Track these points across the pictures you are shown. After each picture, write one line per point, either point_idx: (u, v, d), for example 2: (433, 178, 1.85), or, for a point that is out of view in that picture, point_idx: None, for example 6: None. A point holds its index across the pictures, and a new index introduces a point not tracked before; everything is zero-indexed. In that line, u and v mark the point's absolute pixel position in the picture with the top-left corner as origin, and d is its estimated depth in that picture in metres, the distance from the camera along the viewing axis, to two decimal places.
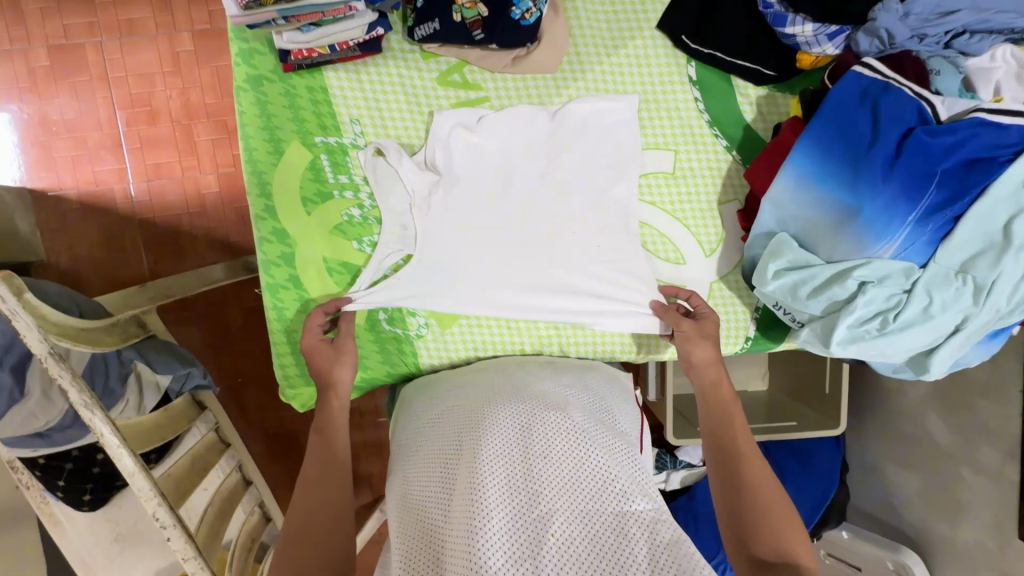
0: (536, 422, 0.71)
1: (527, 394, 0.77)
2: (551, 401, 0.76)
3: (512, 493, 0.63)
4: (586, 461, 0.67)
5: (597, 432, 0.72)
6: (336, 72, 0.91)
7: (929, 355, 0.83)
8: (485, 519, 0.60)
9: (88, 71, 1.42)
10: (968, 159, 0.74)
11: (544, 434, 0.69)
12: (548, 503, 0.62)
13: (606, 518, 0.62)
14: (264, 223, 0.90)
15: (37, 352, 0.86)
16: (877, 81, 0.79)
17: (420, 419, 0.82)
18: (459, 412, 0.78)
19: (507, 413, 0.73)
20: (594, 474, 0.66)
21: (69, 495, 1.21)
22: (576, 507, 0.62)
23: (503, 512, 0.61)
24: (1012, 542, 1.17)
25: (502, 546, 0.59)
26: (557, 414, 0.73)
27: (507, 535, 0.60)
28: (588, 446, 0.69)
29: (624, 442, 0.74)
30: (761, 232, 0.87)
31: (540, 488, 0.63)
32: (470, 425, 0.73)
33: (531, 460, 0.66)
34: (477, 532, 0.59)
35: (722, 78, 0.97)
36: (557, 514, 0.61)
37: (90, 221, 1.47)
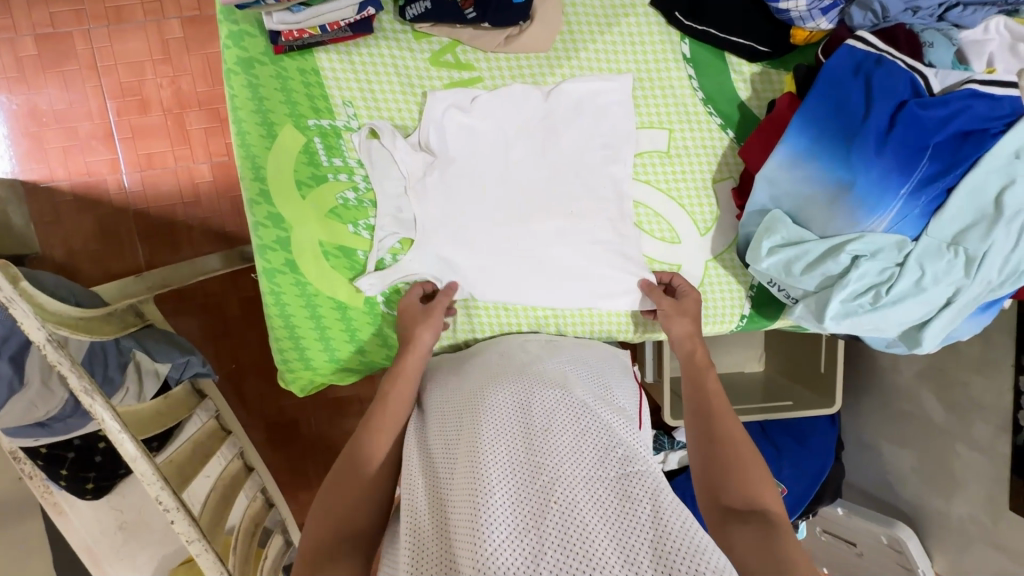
0: (535, 401, 0.73)
1: (527, 373, 0.79)
2: (549, 379, 0.78)
3: (514, 466, 0.64)
4: (585, 432, 0.68)
5: (595, 408, 0.74)
6: (327, 55, 0.91)
7: (921, 328, 0.84)
8: (489, 488, 0.61)
9: (76, 60, 1.40)
10: (960, 131, 0.75)
11: (543, 410, 0.71)
12: (550, 472, 0.63)
13: (607, 484, 0.62)
14: (258, 207, 0.89)
15: (35, 339, 0.86)
16: (870, 54, 0.79)
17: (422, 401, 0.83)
18: (458, 391, 0.79)
19: (506, 392, 0.75)
20: (593, 444, 0.67)
21: (71, 484, 1.22)
22: (577, 474, 0.63)
23: (505, 484, 0.62)
24: (1004, 512, 1.20)
25: (506, 514, 0.59)
26: (556, 392, 0.75)
27: (510, 503, 0.60)
28: (587, 420, 0.70)
29: (622, 417, 0.75)
30: (754, 209, 0.88)
31: (541, 459, 0.64)
32: (472, 404, 0.74)
33: (532, 434, 0.68)
34: (481, 500, 0.60)
35: (717, 56, 0.97)
36: (559, 481, 0.62)
37: (84, 212, 1.46)
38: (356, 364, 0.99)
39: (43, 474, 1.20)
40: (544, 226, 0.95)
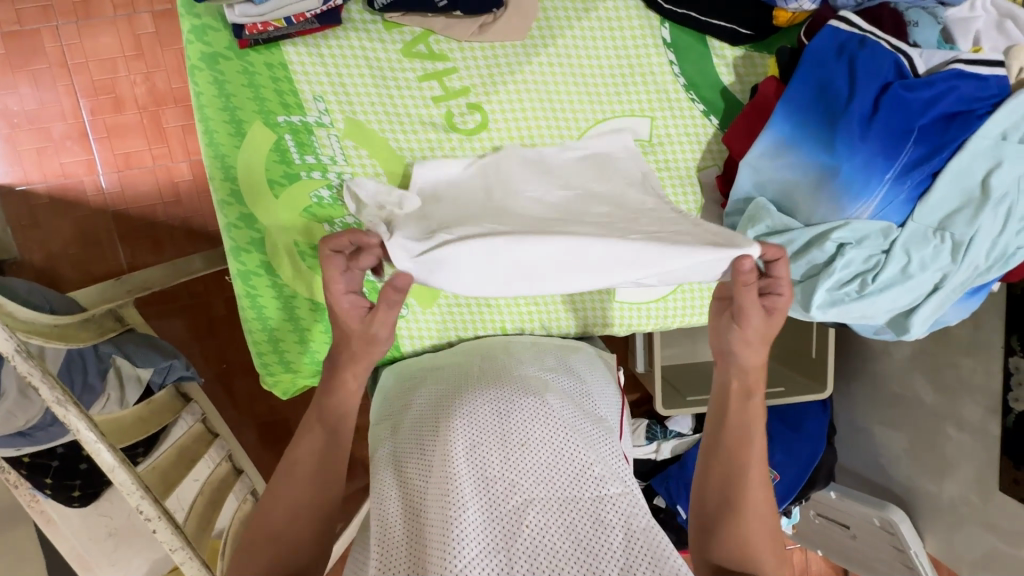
0: (514, 410, 0.70)
1: (507, 381, 0.76)
2: (529, 387, 0.75)
3: (487, 484, 0.62)
4: (563, 448, 0.66)
5: (575, 419, 0.72)
6: (295, 47, 0.87)
7: (909, 315, 0.82)
8: (459, 506, 0.59)
9: (46, 58, 1.36)
10: (946, 113, 0.73)
11: (521, 421, 0.68)
12: (522, 493, 0.61)
13: (580, 505, 0.61)
14: (230, 209, 0.88)
15: (3, 350, 0.83)
16: (854, 35, 0.76)
17: (400, 404, 0.81)
18: (438, 401, 0.76)
19: (484, 400, 0.72)
20: (570, 461, 0.65)
21: (57, 493, 1.21)
22: (551, 496, 0.61)
23: (477, 503, 0.60)
24: (993, 494, 1.20)
25: (476, 534, 0.58)
26: (536, 401, 0.72)
27: (480, 523, 0.59)
28: (565, 433, 0.68)
29: (601, 428, 0.73)
30: (740, 197, 0.86)
31: (515, 477, 0.63)
32: (447, 413, 0.72)
33: (508, 447, 0.65)
34: (450, 519, 0.58)
35: (699, 41, 0.94)
36: (531, 503, 0.61)
37: (59, 215, 1.42)
38: None
39: (29, 484, 1.19)
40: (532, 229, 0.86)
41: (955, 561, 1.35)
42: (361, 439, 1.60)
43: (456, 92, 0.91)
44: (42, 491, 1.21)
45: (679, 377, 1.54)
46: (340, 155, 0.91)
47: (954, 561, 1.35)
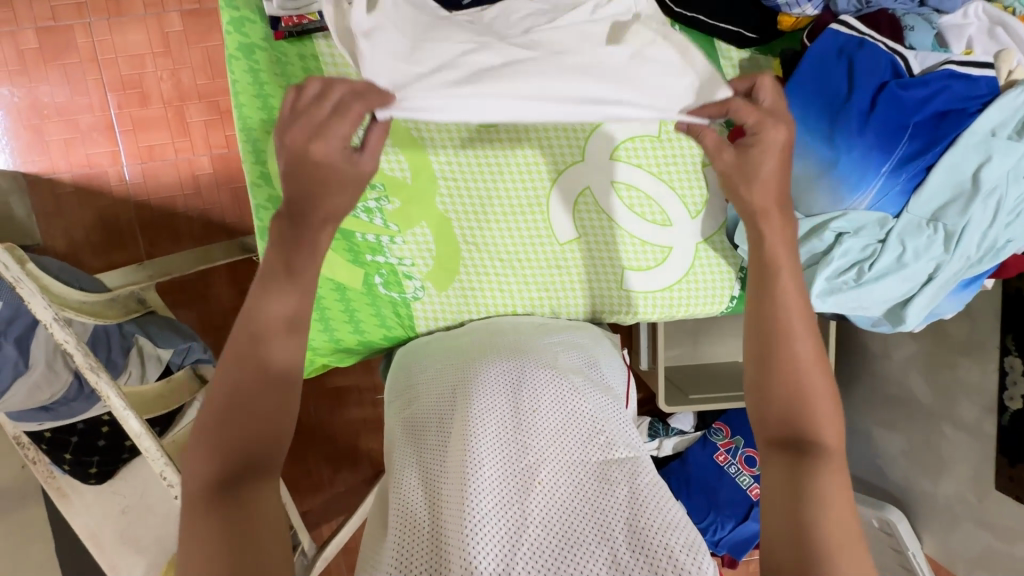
0: (526, 380, 0.74)
1: (518, 354, 0.80)
2: (540, 359, 0.79)
3: (503, 445, 0.66)
4: (573, 412, 0.70)
5: (585, 388, 0.76)
6: (326, 40, 0.93)
7: (904, 305, 0.86)
8: (475, 464, 0.63)
9: (78, 53, 1.42)
10: (938, 111, 0.77)
11: (533, 388, 0.72)
12: (535, 452, 0.65)
13: (589, 465, 0.65)
14: (259, 190, 0.93)
15: (42, 317, 0.88)
16: (852, 37, 0.81)
17: (415, 375, 0.85)
18: (451, 373, 0.80)
19: (498, 370, 0.76)
20: (580, 424, 0.69)
21: (76, 468, 1.28)
22: (561, 454, 0.65)
23: (493, 462, 0.64)
24: (989, 492, 1.23)
25: (492, 487, 0.62)
26: (547, 372, 0.76)
27: (496, 480, 0.63)
28: (576, 400, 0.72)
29: (610, 397, 0.77)
30: (743, 189, 0.90)
31: (528, 438, 0.67)
32: (462, 382, 0.76)
33: (521, 413, 0.69)
34: (468, 475, 0.62)
35: (706, 41, 0.98)
36: (543, 462, 0.64)
37: (84, 203, 1.48)
38: (354, 345, 1.01)
39: (48, 458, 1.27)
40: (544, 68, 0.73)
41: (952, 561, 1.38)
42: (367, 429, 1.64)
43: None
44: (59, 466, 1.27)
45: (683, 377, 1.57)
46: None
47: (951, 561, 1.38)
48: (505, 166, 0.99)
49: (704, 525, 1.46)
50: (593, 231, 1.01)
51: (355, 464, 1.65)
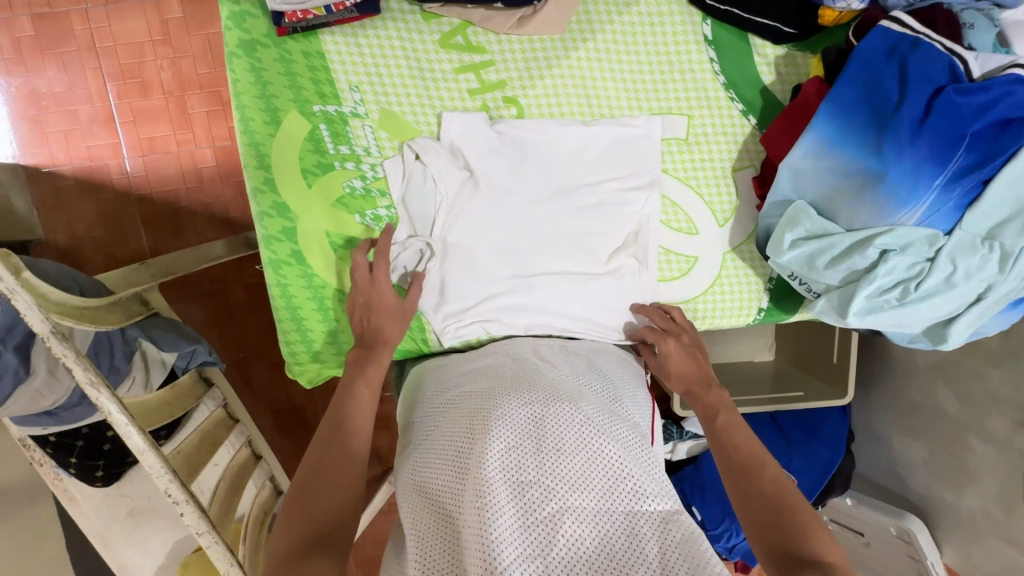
0: (550, 415, 0.69)
1: (540, 385, 0.76)
2: (563, 392, 0.74)
3: (526, 489, 0.62)
4: (600, 455, 0.66)
5: (611, 426, 0.72)
6: (333, 36, 0.87)
7: (947, 325, 0.81)
8: (497, 511, 0.59)
9: (75, 41, 1.36)
10: (1001, 119, 0.70)
11: (558, 426, 0.68)
12: (560, 501, 0.62)
13: (616, 516, 0.62)
14: (262, 197, 0.87)
15: (39, 331, 0.84)
16: (906, 36, 0.75)
17: (432, 399, 0.82)
18: (469, 404, 0.75)
19: (519, 403, 0.71)
20: (607, 469, 0.65)
21: (81, 472, 1.23)
22: (587, 505, 0.62)
23: (515, 509, 0.61)
24: (1017, 507, 1.19)
25: (514, 540, 0.59)
26: (572, 407, 0.71)
27: (517, 529, 0.60)
28: (602, 440, 0.68)
29: (636, 435, 0.74)
30: (778, 200, 0.85)
31: (552, 484, 0.63)
32: (481, 412, 0.72)
33: (544, 454, 0.65)
34: (489, 525, 0.59)
35: (740, 38, 0.92)
36: (567, 510, 0.61)
37: (85, 197, 1.43)
38: None
39: (53, 461, 1.23)
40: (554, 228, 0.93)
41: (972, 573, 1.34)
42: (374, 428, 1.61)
43: (492, 85, 0.90)
44: (64, 470, 1.23)
45: None
46: (375, 146, 0.90)
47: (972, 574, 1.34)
48: (526, 192, 0.92)
49: (718, 532, 1.40)
50: (614, 245, 0.96)
51: None
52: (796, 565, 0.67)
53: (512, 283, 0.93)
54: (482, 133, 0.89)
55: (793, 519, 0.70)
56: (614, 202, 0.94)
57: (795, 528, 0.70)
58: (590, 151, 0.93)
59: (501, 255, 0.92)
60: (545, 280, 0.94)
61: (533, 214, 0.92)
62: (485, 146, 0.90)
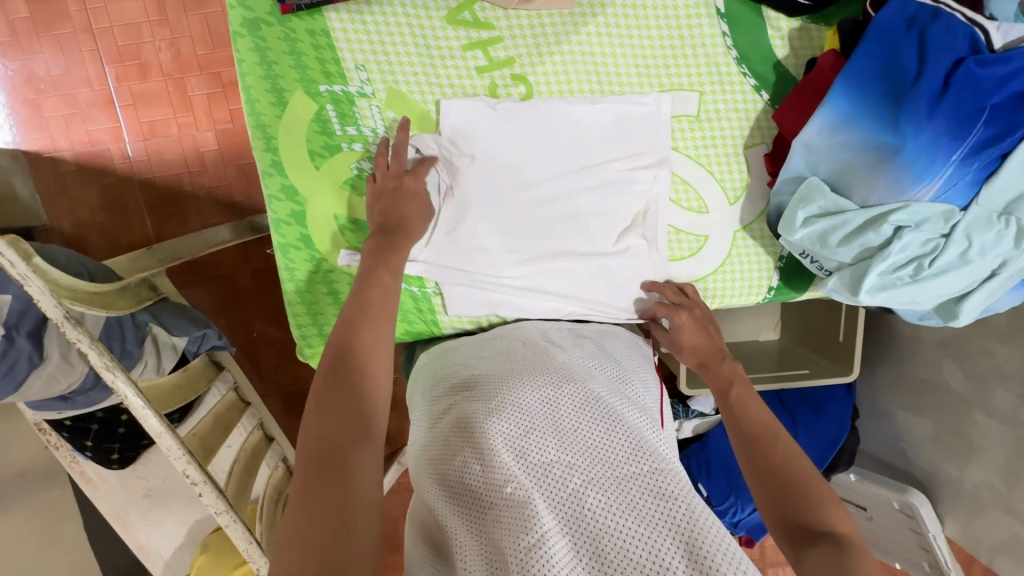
0: (562, 397, 0.71)
1: (551, 369, 0.77)
2: (573, 375, 0.75)
3: (546, 468, 0.63)
4: (614, 430, 0.67)
5: (623, 405, 0.73)
6: (337, 14, 0.85)
7: (960, 301, 0.81)
8: (520, 489, 0.60)
9: (71, 22, 1.34)
10: (1022, 91, 0.69)
11: (571, 406, 0.69)
12: (580, 475, 0.62)
13: (638, 484, 0.62)
14: (271, 179, 0.88)
15: (52, 316, 0.84)
16: (925, 7, 0.74)
17: (443, 387, 0.83)
18: (481, 389, 0.76)
19: (531, 386, 0.73)
20: (624, 444, 0.66)
21: (97, 454, 1.25)
22: (609, 477, 0.62)
23: (537, 487, 0.61)
24: (1019, 481, 1.21)
25: (539, 514, 0.58)
26: (583, 390, 0.72)
27: (542, 504, 0.60)
28: (615, 418, 0.69)
29: (648, 414, 0.74)
30: (791, 176, 0.85)
31: (571, 460, 0.63)
32: (493, 398, 0.72)
33: (561, 433, 0.66)
34: (512, 501, 0.59)
35: (753, 10, 0.90)
36: (589, 483, 0.61)
37: (89, 182, 1.43)
38: None
39: (69, 445, 1.25)
40: (561, 211, 0.93)
41: (973, 544, 1.37)
42: None
43: (500, 62, 0.89)
44: (80, 453, 1.25)
45: None
46: (382, 126, 0.89)
47: (973, 545, 1.37)
48: (533, 173, 0.91)
49: (724, 507, 1.42)
50: (624, 225, 0.95)
51: None
52: (807, 534, 0.66)
53: (522, 265, 0.94)
54: (492, 113, 0.89)
55: (806, 488, 0.69)
56: (626, 182, 0.93)
57: (806, 498, 0.68)
58: (600, 131, 0.92)
59: (509, 238, 0.92)
60: (555, 262, 0.94)
61: (542, 196, 0.92)
62: (494, 123, 0.89)
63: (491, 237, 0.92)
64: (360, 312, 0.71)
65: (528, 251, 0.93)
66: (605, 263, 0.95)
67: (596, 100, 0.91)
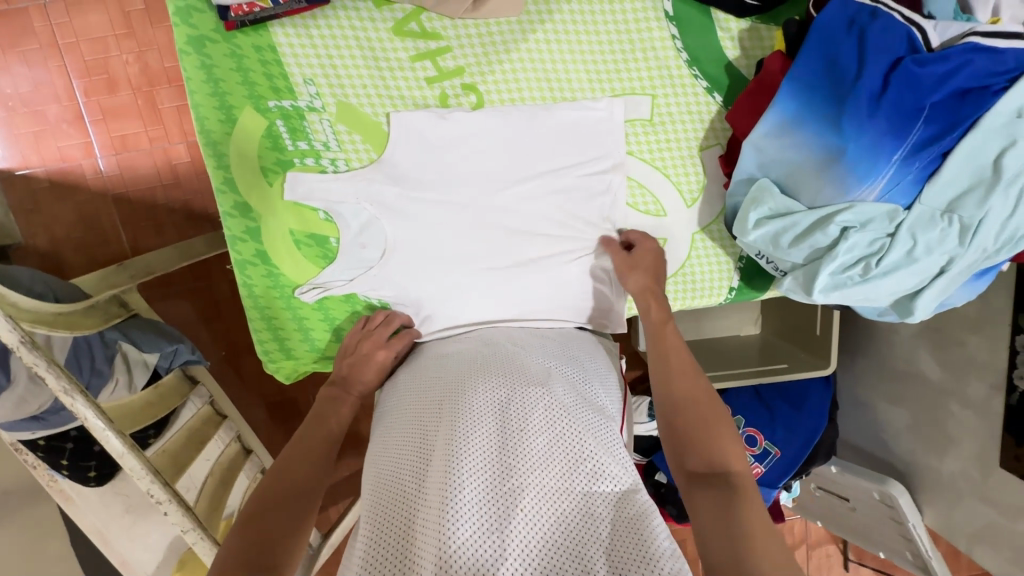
0: (517, 400, 0.70)
1: (510, 370, 0.76)
2: (533, 377, 0.75)
3: (488, 467, 0.63)
4: (564, 438, 0.67)
5: (579, 409, 0.72)
6: (284, 28, 0.84)
7: (913, 298, 0.81)
8: (458, 487, 0.60)
9: (37, 38, 1.33)
10: (959, 89, 0.69)
11: (523, 410, 0.69)
12: (521, 477, 0.62)
13: (575, 495, 0.62)
14: (225, 197, 0.87)
15: (7, 341, 0.84)
16: (863, 7, 0.74)
17: (406, 387, 0.82)
18: (436, 391, 0.76)
19: (488, 389, 0.72)
20: (570, 451, 0.66)
21: (73, 473, 1.22)
22: (548, 483, 0.62)
23: (475, 485, 0.61)
24: (994, 470, 1.21)
25: (474, 513, 0.59)
26: (541, 392, 0.72)
27: (478, 500, 0.60)
28: (568, 424, 0.69)
29: (602, 419, 0.74)
30: (742, 178, 0.84)
31: (514, 462, 0.64)
32: (450, 398, 0.72)
33: (509, 435, 0.66)
34: (448, 498, 0.59)
35: (703, 13, 0.90)
36: (529, 486, 0.61)
37: (60, 199, 1.42)
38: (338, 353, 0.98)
39: (46, 464, 1.20)
40: (519, 218, 0.93)
41: (952, 533, 1.37)
42: (365, 417, 1.62)
43: (451, 72, 0.88)
44: (57, 472, 1.21)
45: None
46: (334, 140, 0.88)
47: (953, 534, 1.37)
48: (490, 180, 0.91)
49: None
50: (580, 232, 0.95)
51: (354, 450, 1.62)
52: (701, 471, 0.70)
53: (482, 274, 0.94)
54: (442, 120, 0.88)
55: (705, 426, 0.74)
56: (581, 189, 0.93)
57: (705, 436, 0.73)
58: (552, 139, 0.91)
59: (467, 248, 0.92)
60: (514, 272, 0.95)
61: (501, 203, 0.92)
62: (450, 131, 0.89)
63: (450, 247, 0.92)
64: (298, 453, 0.80)
65: (492, 257, 0.94)
66: (563, 271, 0.96)
67: (548, 107, 0.91)
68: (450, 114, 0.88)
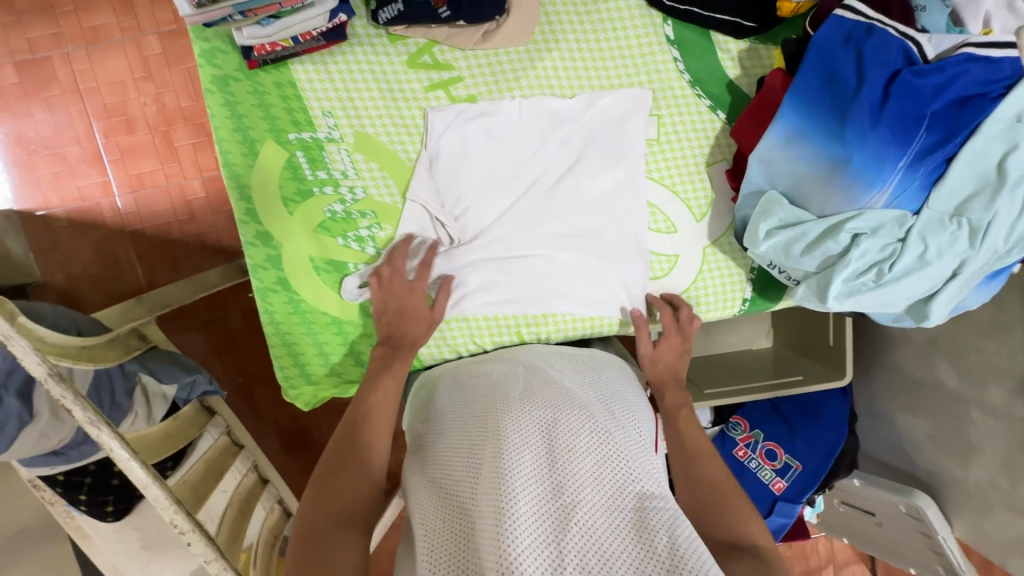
0: (560, 420, 0.69)
1: (553, 391, 0.75)
2: (573, 399, 0.74)
3: (538, 483, 0.61)
4: (610, 454, 0.66)
5: (619, 431, 0.71)
6: (302, 66, 0.88)
7: (928, 301, 0.81)
8: (511, 503, 0.58)
9: (59, 83, 1.39)
10: (957, 98, 0.72)
11: (568, 429, 0.68)
12: (572, 493, 0.60)
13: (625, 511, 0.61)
14: (247, 227, 0.90)
15: (36, 374, 0.85)
16: (860, 23, 0.76)
17: (441, 409, 0.81)
18: (478, 415, 0.74)
19: (529, 409, 0.71)
20: (617, 467, 0.65)
21: (92, 508, 1.20)
22: (597, 499, 0.61)
23: (528, 501, 0.59)
24: (1021, 476, 1.18)
25: (529, 528, 0.57)
26: (581, 414, 0.71)
27: (533, 517, 0.58)
28: (612, 443, 0.67)
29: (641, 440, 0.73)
30: (751, 190, 0.86)
31: (563, 478, 0.62)
32: (490, 417, 0.71)
33: (556, 452, 0.65)
34: (502, 512, 0.57)
35: (704, 36, 0.94)
36: (581, 501, 0.60)
37: (79, 236, 1.45)
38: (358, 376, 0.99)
39: (65, 500, 1.19)
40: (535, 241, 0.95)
41: (984, 545, 1.33)
42: None
43: (463, 100, 0.92)
44: (75, 507, 1.20)
45: (698, 372, 1.53)
46: (351, 168, 0.92)
47: (984, 546, 1.33)
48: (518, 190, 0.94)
49: None
50: (609, 256, 0.96)
51: None
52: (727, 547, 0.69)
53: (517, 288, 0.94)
54: (478, 114, 0.91)
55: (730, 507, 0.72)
56: (615, 191, 0.95)
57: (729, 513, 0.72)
58: (575, 140, 0.94)
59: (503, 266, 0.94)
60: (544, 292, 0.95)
61: (530, 196, 0.94)
62: (484, 136, 0.92)
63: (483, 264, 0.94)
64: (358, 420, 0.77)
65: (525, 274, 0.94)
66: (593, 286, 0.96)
67: (588, 97, 0.93)
68: (489, 104, 0.92)
